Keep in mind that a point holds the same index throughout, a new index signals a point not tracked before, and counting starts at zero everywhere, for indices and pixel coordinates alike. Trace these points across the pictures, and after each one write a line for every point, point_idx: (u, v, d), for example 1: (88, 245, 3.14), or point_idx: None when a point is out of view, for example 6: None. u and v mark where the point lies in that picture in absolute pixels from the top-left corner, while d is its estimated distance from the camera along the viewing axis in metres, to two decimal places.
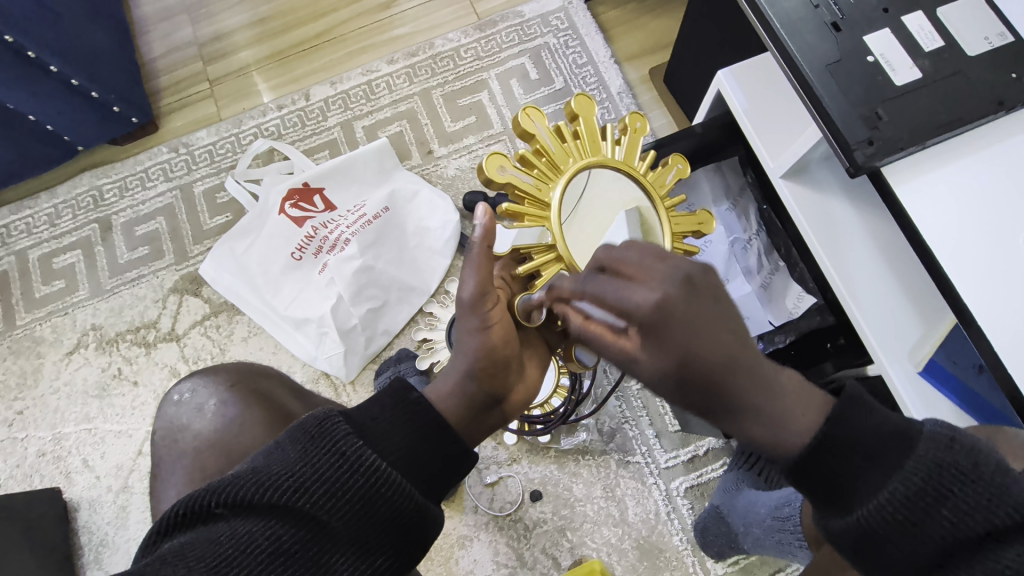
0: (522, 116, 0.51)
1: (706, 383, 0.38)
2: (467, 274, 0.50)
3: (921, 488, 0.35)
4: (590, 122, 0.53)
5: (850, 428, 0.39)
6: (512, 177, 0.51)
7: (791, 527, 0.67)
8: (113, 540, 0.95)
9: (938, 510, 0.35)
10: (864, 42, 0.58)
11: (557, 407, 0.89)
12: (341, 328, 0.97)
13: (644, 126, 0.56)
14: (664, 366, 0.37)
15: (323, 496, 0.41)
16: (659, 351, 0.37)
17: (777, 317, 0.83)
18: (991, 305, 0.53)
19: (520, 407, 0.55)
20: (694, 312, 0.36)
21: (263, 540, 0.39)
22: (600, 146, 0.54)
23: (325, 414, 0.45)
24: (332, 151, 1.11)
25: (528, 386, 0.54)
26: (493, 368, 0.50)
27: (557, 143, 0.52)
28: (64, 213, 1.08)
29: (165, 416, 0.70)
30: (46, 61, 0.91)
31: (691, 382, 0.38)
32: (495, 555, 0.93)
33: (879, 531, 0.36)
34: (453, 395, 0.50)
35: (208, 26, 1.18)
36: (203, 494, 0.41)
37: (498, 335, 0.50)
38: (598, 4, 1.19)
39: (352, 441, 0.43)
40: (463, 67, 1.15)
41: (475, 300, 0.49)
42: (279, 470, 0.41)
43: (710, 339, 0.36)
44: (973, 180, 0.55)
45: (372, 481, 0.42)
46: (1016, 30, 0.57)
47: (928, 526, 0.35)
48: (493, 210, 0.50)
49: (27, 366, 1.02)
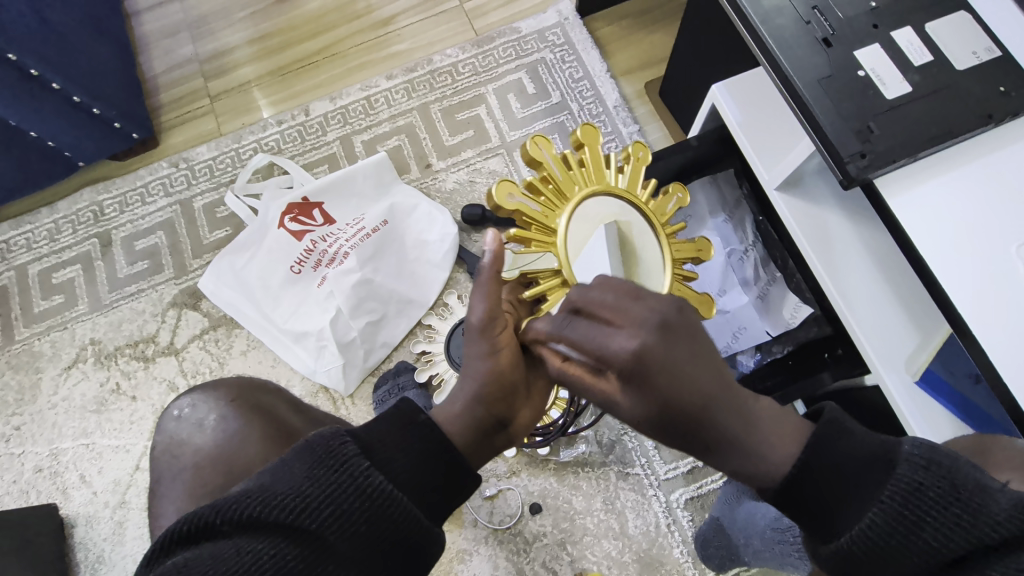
0: (531, 143, 0.52)
1: (689, 422, 0.39)
2: (479, 301, 0.49)
3: (902, 510, 0.36)
4: (594, 151, 0.54)
5: (826, 450, 0.39)
6: (521, 204, 0.51)
7: (791, 538, 0.68)
8: (109, 557, 0.94)
9: (919, 532, 0.36)
10: (855, 57, 0.59)
11: (555, 419, 0.89)
12: (341, 340, 0.97)
13: (647, 155, 0.57)
14: (645, 408, 0.40)
15: (329, 516, 0.41)
16: (637, 394, 0.39)
17: (774, 327, 0.84)
18: (986, 317, 0.53)
19: (527, 430, 0.54)
20: (672, 358, 0.37)
21: (265, 559, 0.39)
22: (604, 174, 0.54)
23: (332, 434, 0.45)
24: (331, 166, 1.13)
25: (535, 409, 0.53)
26: (501, 393, 0.49)
27: (564, 170, 0.53)
28: (64, 228, 1.09)
29: (164, 431, 0.70)
30: (48, 78, 0.92)
31: (674, 421, 0.40)
32: (494, 569, 0.92)
33: (866, 557, 0.37)
34: (460, 418, 0.49)
35: (209, 43, 1.20)
36: (210, 510, 0.41)
37: (508, 359, 0.49)
38: (594, 20, 1.21)
39: (360, 463, 0.43)
40: (461, 82, 1.16)
41: (484, 324, 0.49)
42: (286, 490, 0.42)
43: (687, 380, 0.38)
44: (961, 194, 0.56)
45: (377, 502, 0.42)
46: (1002, 45, 0.59)
47: (912, 547, 0.36)
48: (502, 236, 0.51)
49: (25, 381, 1.02)
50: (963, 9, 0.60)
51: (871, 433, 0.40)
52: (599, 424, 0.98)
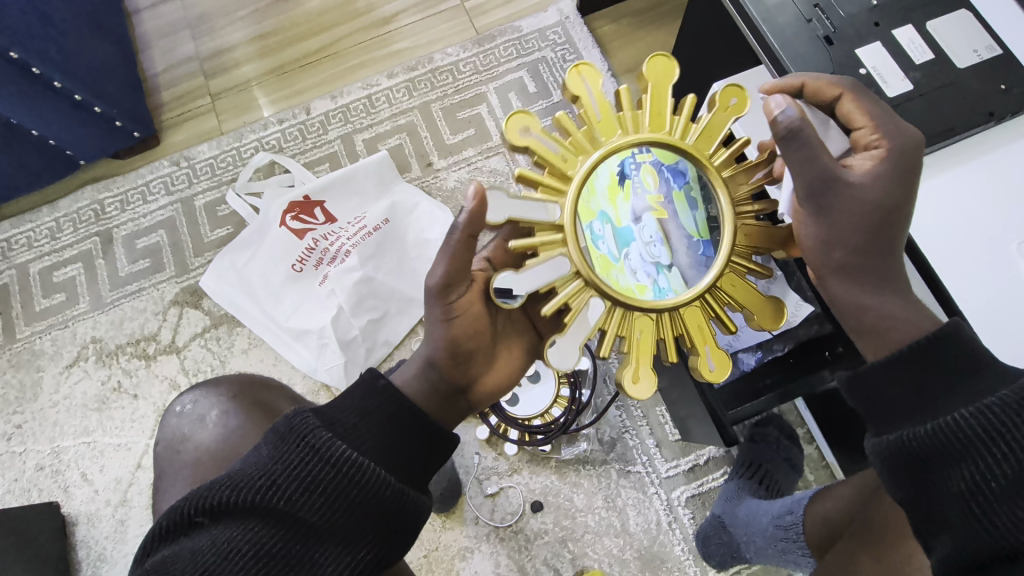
0: (572, 74, 0.52)
1: (884, 231, 0.49)
2: (444, 270, 0.54)
3: (983, 418, 0.40)
4: (660, 92, 0.53)
5: (940, 357, 0.46)
6: (534, 140, 0.52)
7: (795, 536, 0.71)
8: (111, 555, 0.94)
9: (990, 446, 0.40)
10: (856, 55, 0.60)
11: (557, 416, 0.92)
12: (342, 339, 0.98)
13: (740, 102, 0.54)
14: (880, 195, 0.48)
15: (295, 492, 0.44)
16: (886, 184, 0.49)
17: (776, 326, 0.83)
18: (986, 314, 0.54)
19: (492, 394, 0.60)
20: (906, 181, 0.50)
21: (240, 538, 0.43)
22: (665, 121, 0.54)
23: (295, 413, 0.48)
24: (332, 164, 1.13)
25: (496, 374, 0.59)
26: (455, 359, 0.56)
27: (608, 111, 0.53)
28: (65, 227, 1.09)
29: (168, 428, 0.70)
30: (50, 76, 0.92)
31: (881, 223, 0.48)
32: (496, 567, 0.93)
33: (926, 451, 0.43)
34: (416, 379, 0.56)
35: (209, 42, 1.20)
36: (186, 504, 0.46)
37: (462, 327, 0.55)
38: (594, 18, 1.21)
39: (320, 434, 0.46)
40: (462, 81, 1.16)
41: (440, 291, 0.54)
42: (254, 473, 0.45)
43: (903, 206, 0.49)
44: (962, 191, 0.56)
45: (342, 470, 0.45)
46: (1003, 44, 0.59)
47: (979, 456, 0.40)
48: (482, 193, 0.50)
49: (26, 380, 1.02)
50: (963, 7, 0.61)
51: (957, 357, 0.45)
52: (600, 421, 0.98)
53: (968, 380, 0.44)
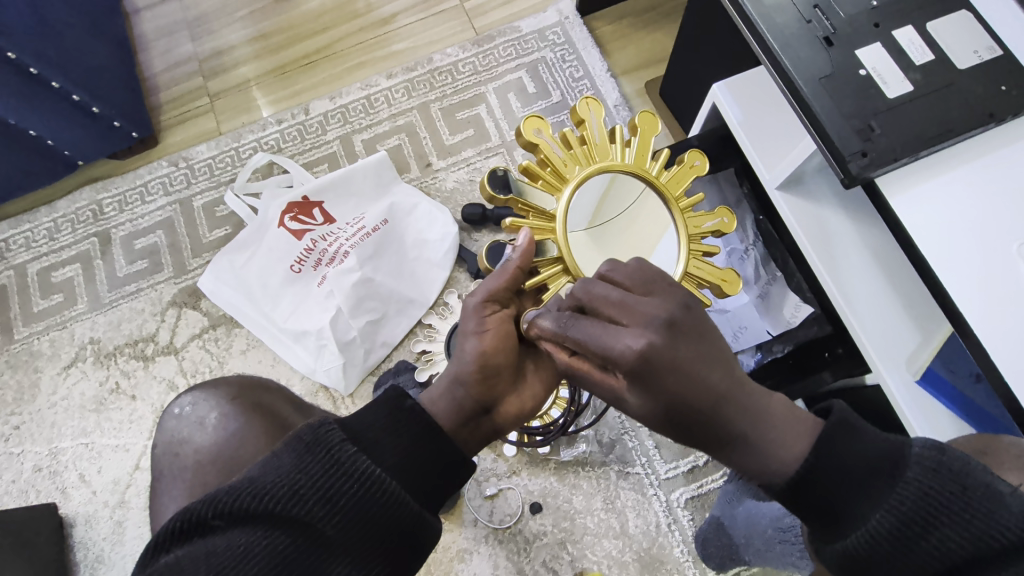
0: (580, 103, 0.54)
1: (697, 420, 0.41)
2: (481, 281, 0.53)
3: (907, 514, 0.38)
4: (646, 137, 0.56)
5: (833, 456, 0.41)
6: (545, 142, 0.53)
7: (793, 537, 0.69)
8: (109, 556, 0.94)
9: (927, 536, 0.38)
10: (856, 56, 0.59)
11: (556, 418, 0.91)
12: (341, 340, 0.97)
13: (702, 164, 0.56)
14: (651, 407, 0.41)
15: (317, 502, 0.45)
16: (644, 395, 0.40)
17: (775, 327, 0.83)
18: (986, 317, 0.53)
19: (517, 420, 0.56)
20: (679, 356, 0.39)
21: (258, 544, 0.43)
22: (648, 162, 0.55)
23: (321, 423, 0.49)
24: (331, 165, 1.12)
25: (523, 398, 0.55)
26: (482, 375, 0.52)
27: (604, 139, 0.55)
28: (64, 227, 1.09)
29: (165, 430, 0.70)
30: (47, 76, 0.91)
31: (684, 419, 0.41)
32: (495, 568, 0.92)
33: (866, 558, 0.39)
34: (444, 399, 0.53)
35: (208, 42, 1.19)
36: (201, 505, 0.45)
37: (492, 342, 0.52)
38: (594, 18, 1.21)
39: (347, 448, 0.47)
40: (461, 82, 1.16)
41: (477, 306, 0.52)
42: (276, 480, 0.45)
43: (701, 380, 0.40)
44: (965, 192, 0.56)
45: (365, 486, 0.46)
46: (1003, 44, 0.59)
47: (920, 547, 0.38)
48: (533, 239, 0.52)
49: (24, 381, 1.02)
50: (963, 8, 0.60)
51: (879, 431, 0.42)
52: (599, 423, 0.98)
53: (876, 473, 0.40)
